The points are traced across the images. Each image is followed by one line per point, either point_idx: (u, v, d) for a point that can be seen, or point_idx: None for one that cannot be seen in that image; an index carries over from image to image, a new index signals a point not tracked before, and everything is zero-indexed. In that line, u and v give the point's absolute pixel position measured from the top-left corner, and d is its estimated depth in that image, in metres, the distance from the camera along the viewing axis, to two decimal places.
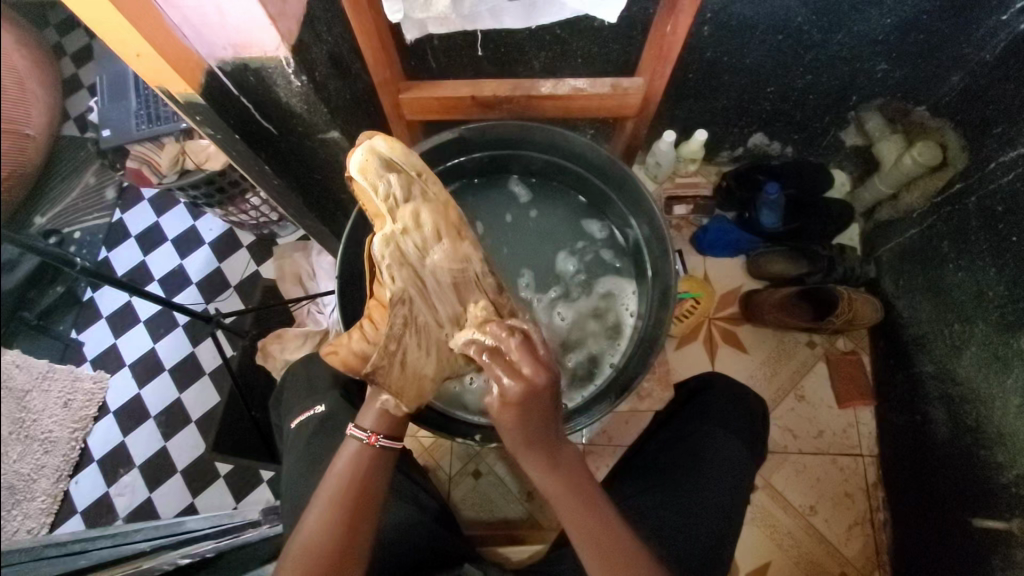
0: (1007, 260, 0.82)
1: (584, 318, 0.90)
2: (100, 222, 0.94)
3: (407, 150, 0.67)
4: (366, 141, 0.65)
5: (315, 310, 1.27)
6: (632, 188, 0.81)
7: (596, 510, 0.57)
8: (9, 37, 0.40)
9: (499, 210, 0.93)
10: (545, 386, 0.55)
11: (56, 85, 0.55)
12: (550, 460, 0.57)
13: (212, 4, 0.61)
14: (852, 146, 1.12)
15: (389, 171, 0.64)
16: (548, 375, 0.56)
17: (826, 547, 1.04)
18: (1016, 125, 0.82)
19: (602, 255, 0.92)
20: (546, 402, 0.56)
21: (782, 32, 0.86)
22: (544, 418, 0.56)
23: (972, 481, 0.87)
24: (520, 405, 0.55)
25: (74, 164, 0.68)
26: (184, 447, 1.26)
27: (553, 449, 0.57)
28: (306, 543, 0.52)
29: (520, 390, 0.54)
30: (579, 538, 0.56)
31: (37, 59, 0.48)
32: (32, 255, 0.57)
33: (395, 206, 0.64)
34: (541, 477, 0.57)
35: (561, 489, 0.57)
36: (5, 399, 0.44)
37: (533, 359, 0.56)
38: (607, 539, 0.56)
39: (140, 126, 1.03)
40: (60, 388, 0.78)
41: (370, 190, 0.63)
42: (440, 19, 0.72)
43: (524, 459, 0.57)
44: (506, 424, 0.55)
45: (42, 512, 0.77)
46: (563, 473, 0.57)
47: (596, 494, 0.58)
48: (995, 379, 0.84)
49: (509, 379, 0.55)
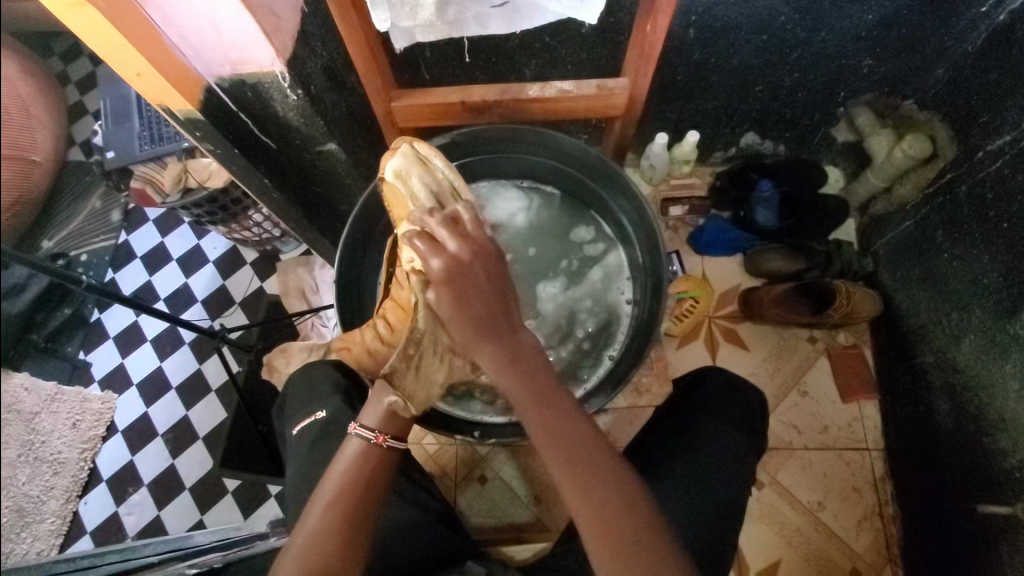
0: (999, 246, 0.83)
1: (572, 312, 0.91)
2: (109, 244, 0.97)
3: (443, 160, 0.69)
4: (409, 148, 0.68)
5: (319, 323, 1.30)
6: (619, 181, 0.83)
7: (552, 401, 0.53)
8: (16, 69, 0.42)
9: (502, 218, 0.92)
10: (477, 260, 0.53)
11: (60, 109, 0.56)
12: (502, 350, 0.53)
13: (209, 22, 0.64)
14: (844, 142, 1.13)
15: (424, 178, 0.66)
16: (478, 249, 0.53)
17: (836, 543, 1.03)
18: (999, 114, 0.83)
19: (589, 252, 0.93)
20: (480, 277, 0.52)
21: (766, 31, 0.87)
22: (484, 300, 0.52)
23: (978, 468, 0.87)
24: (450, 282, 0.51)
25: (80, 188, 0.69)
26: (191, 462, 1.26)
27: (501, 334, 0.53)
28: (307, 543, 0.53)
29: (446, 268, 0.51)
30: (541, 438, 0.53)
31: (43, 89, 0.51)
32: (43, 277, 0.59)
33: (427, 213, 0.64)
34: (499, 374, 0.53)
35: (521, 387, 0.53)
36: (9, 414, 0.45)
37: (457, 235, 0.53)
38: (572, 432, 0.54)
39: (144, 147, 1.07)
40: (70, 408, 0.79)
41: (404, 195, 0.65)
42: (428, 26, 0.73)
43: (472, 351, 0.53)
44: (442, 308, 0.52)
45: (52, 533, 0.75)
46: (517, 363, 0.53)
47: (550, 386, 0.54)
48: (993, 364, 0.84)
49: (437, 257, 0.52)
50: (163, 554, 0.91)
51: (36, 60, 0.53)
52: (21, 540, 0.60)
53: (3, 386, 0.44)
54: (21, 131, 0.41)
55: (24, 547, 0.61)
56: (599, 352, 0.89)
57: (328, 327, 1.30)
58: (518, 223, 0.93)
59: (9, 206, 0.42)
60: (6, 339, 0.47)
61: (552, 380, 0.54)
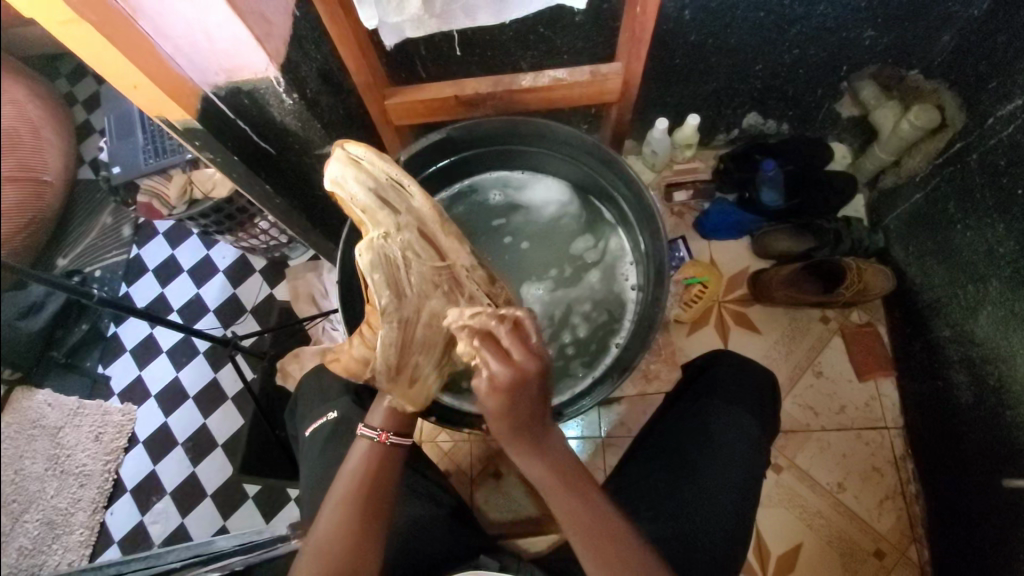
0: (1015, 214, 0.81)
1: (568, 306, 0.91)
2: (121, 257, 0.93)
3: (379, 153, 0.66)
4: (340, 149, 0.64)
5: (330, 326, 1.31)
6: (630, 185, 0.82)
7: (590, 502, 0.55)
8: (30, 93, 0.41)
9: (533, 204, 0.94)
10: (537, 374, 0.53)
11: (72, 130, 0.56)
12: (542, 453, 0.54)
13: (200, 31, 0.64)
14: (848, 117, 1.11)
15: (363, 176, 0.63)
16: (537, 364, 0.53)
17: (858, 524, 1.01)
18: (1011, 78, 0.81)
19: (585, 251, 0.93)
20: (535, 391, 0.53)
21: (763, 9, 0.86)
22: (533, 411, 0.53)
23: (1002, 443, 0.85)
24: (509, 392, 0.51)
25: (91, 205, 0.69)
26: (211, 468, 1.27)
27: (542, 439, 0.55)
28: (319, 543, 0.54)
29: (510, 377, 0.51)
30: (571, 530, 0.54)
31: (56, 110, 0.51)
32: (59, 294, 0.60)
33: (373, 214, 0.63)
34: (534, 469, 0.55)
35: (553, 478, 0.55)
36: (32, 434, 0.45)
37: (522, 346, 0.53)
38: (599, 532, 0.54)
39: (148, 160, 1.09)
40: (92, 422, 0.80)
41: (346, 202, 0.63)
42: (416, 21, 0.74)
43: (511, 448, 0.55)
44: (492, 411, 0.52)
45: (81, 544, 0.77)
46: (556, 463, 0.55)
47: (589, 485, 0.56)
48: (1013, 336, 0.82)
49: (500, 364, 0.52)
50: (186, 560, 0.92)
51: (51, 84, 0.53)
52: (52, 552, 0.61)
53: (22, 404, 0.44)
54: (34, 153, 0.40)
55: (53, 561, 0.62)
56: (590, 354, 0.89)
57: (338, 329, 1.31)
58: (546, 212, 0.94)
59: (25, 228, 0.42)
60: (27, 357, 0.47)
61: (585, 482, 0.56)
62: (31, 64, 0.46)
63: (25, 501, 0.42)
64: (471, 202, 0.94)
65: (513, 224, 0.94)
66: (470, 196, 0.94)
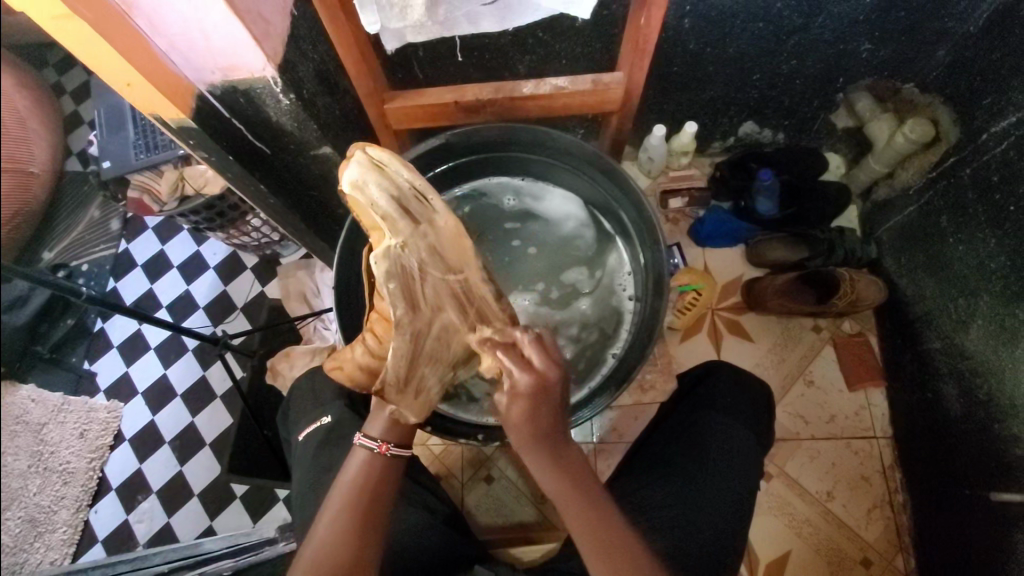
0: (1006, 230, 0.82)
1: (555, 327, 0.89)
2: (110, 253, 0.90)
3: (401, 159, 0.64)
4: (359, 153, 0.62)
5: (322, 327, 1.25)
6: (640, 210, 0.83)
7: (602, 515, 0.55)
8: (19, 87, 0.40)
9: (547, 214, 0.93)
10: (558, 381, 0.55)
11: (60, 121, 0.55)
12: (560, 464, 0.55)
13: (197, 30, 0.63)
14: (843, 128, 1.12)
15: (383, 183, 0.61)
16: (558, 371, 0.55)
17: (847, 533, 1.02)
18: (1004, 95, 0.82)
19: (580, 270, 0.92)
20: (556, 401, 0.54)
21: (763, 19, 0.86)
22: (553, 422, 0.54)
23: (990, 456, 0.86)
24: (530, 399, 0.53)
25: (79, 199, 0.68)
26: (199, 468, 1.19)
27: (560, 447, 0.55)
28: (316, 554, 0.53)
29: (530, 382, 0.54)
30: (584, 542, 0.54)
31: (45, 103, 0.50)
32: (44, 289, 0.58)
33: (392, 221, 0.60)
34: (549, 482, 0.55)
35: (569, 491, 0.54)
36: (16, 434, 0.44)
37: (544, 352, 0.56)
38: (612, 545, 0.54)
39: (139, 155, 1.06)
40: (77, 419, 0.78)
41: (364, 206, 0.61)
42: (417, 27, 0.74)
43: (529, 458, 0.55)
44: (513, 419, 0.54)
45: (63, 543, 0.76)
46: (574, 475, 0.55)
47: (602, 495, 0.56)
48: (1002, 351, 0.83)
49: (520, 370, 0.55)
50: (174, 562, 0.91)
51: (38, 76, 0.51)
52: (34, 551, 0.60)
53: (8, 404, 0.43)
54: (21, 145, 0.39)
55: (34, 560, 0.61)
56: (580, 365, 0.88)
57: (330, 329, 1.25)
58: (555, 222, 0.93)
59: (11, 224, 0.40)
60: (12, 356, 0.46)
61: (599, 495, 0.55)
62: (17, 55, 0.45)
63: (8, 504, 0.41)
64: (483, 202, 0.93)
65: (526, 230, 0.93)
66: (483, 197, 0.93)
